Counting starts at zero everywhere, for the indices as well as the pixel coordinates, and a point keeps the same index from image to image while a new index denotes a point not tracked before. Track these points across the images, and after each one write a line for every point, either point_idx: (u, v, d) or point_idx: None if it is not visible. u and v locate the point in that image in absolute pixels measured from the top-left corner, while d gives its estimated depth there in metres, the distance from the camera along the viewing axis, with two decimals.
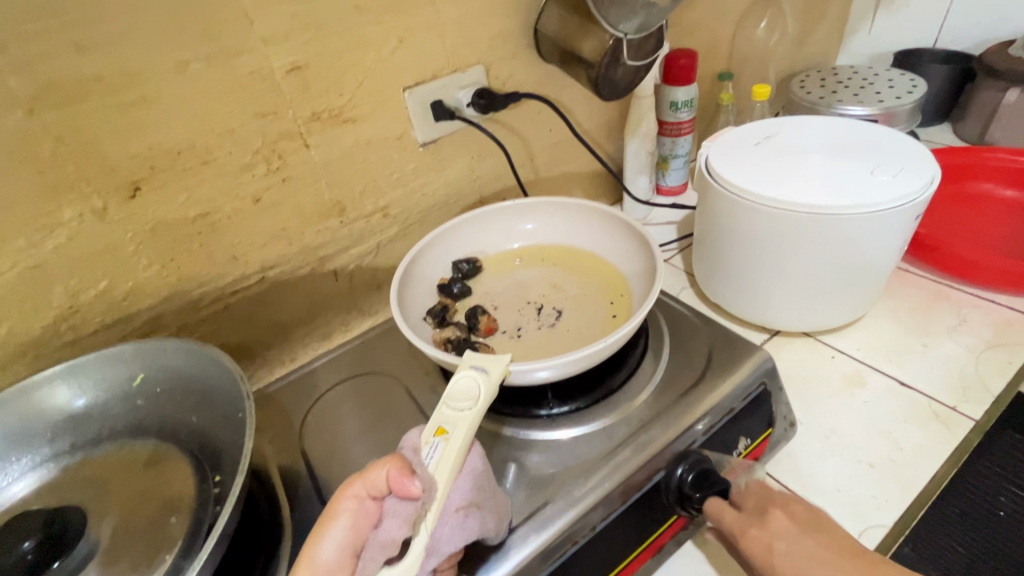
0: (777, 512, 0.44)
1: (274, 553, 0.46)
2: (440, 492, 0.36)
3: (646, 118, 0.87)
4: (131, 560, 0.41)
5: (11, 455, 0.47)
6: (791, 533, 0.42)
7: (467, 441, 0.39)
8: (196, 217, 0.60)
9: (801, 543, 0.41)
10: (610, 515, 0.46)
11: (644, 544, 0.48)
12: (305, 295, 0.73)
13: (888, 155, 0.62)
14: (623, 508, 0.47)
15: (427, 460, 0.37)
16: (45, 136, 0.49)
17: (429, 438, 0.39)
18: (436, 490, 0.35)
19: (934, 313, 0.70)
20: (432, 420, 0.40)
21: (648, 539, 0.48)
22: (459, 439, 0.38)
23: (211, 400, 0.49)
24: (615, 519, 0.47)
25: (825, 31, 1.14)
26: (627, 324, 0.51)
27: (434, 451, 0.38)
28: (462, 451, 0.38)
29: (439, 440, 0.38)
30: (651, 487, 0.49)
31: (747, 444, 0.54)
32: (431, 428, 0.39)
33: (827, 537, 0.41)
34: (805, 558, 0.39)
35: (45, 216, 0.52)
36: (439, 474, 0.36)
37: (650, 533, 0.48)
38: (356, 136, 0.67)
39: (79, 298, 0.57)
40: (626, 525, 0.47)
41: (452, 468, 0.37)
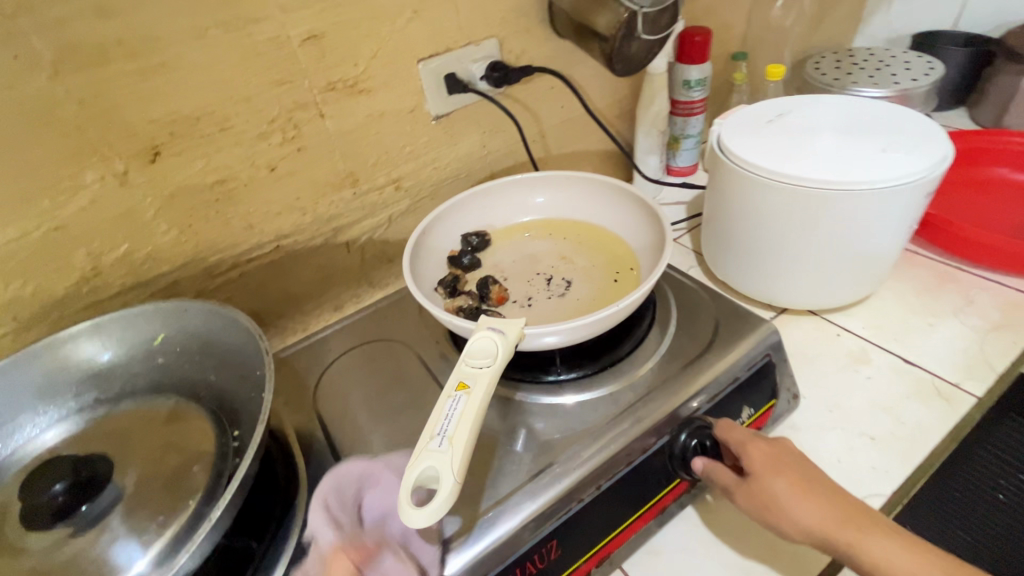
0: (786, 442, 0.49)
1: (290, 505, 0.47)
2: (467, 440, 0.36)
3: (658, 96, 0.87)
4: (153, 505, 0.42)
5: (40, 407, 0.49)
6: (792, 459, 0.47)
7: (489, 395, 0.39)
8: (213, 183, 0.61)
9: (792, 469, 0.46)
10: (615, 475, 0.48)
11: (646, 506, 0.49)
12: (319, 265, 0.74)
13: (900, 132, 0.62)
14: (627, 471, 0.48)
15: (450, 412, 0.37)
16: (68, 98, 0.51)
17: (451, 392, 0.39)
18: (462, 438, 0.36)
19: (941, 294, 0.70)
20: (452, 377, 0.40)
21: (651, 502, 0.49)
22: (481, 392, 0.38)
23: (229, 359, 0.51)
24: (619, 481, 0.48)
25: (843, 12, 1.12)
26: (637, 291, 0.52)
27: (457, 404, 0.38)
28: (483, 403, 0.38)
29: (461, 394, 0.38)
30: (656, 452, 0.50)
31: (751, 413, 0.54)
32: (452, 383, 0.40)
33: (818, 485, 0.46)
34: (794, 486, 0.45)
35: (68, 178, 0.53)
36: (465, 424, 0.36)
37: (652, 496, 0.49)
38: (370, 107, 0.68)
39: (101, 261, 0.58)
40: (628, 488, 0.48)
41: (475, 418, 0.37)
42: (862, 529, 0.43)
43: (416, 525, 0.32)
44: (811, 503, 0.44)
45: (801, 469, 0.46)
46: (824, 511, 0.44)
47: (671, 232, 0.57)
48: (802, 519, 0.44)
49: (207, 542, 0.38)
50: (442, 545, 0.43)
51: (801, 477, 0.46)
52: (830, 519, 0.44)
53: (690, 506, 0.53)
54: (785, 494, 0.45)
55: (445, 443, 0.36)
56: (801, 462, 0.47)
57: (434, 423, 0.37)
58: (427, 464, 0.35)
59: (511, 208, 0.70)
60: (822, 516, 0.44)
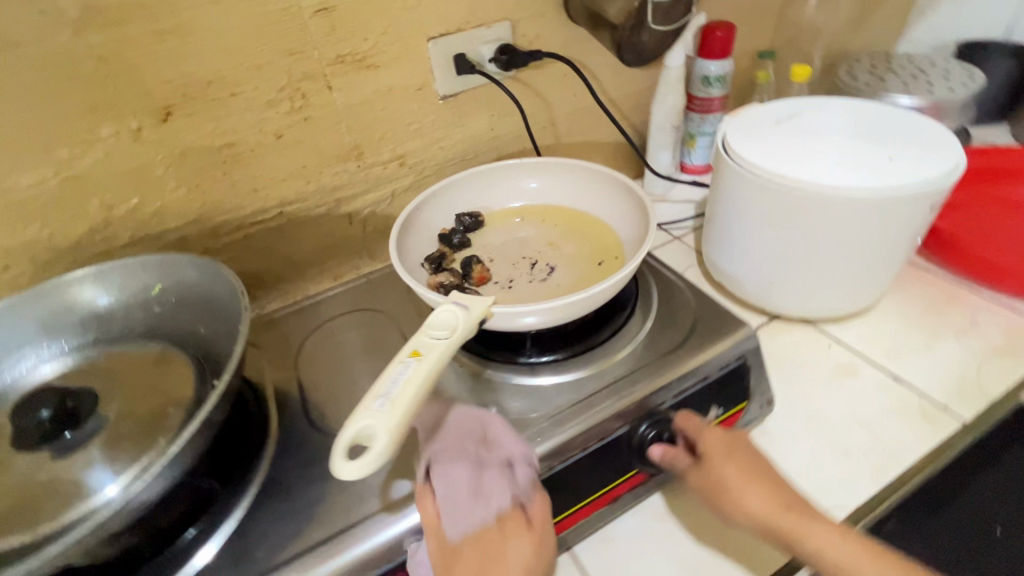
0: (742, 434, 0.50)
1: (256, 456, 0.51)
2: (409, 405, 0.37)
3: (674, 90, 0.85)
4: (130, 441, 0.45)
5: (42, 342, 0.52)
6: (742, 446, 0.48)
7: (440, 365, 0.40)
8: (222, 146, 0.64)
9: (742, 457, 0.47)
10: (569, 459, 0.49)
11: (598, 493, 0.50)
12: (321, 233, 0.76)
13: (913, 140, 0.60)
14: (581, 456, 0.49)
15: (396, 376, 0.38)
16: (88, 55, 0.54)
17: (403, 358, 0.40)
18: (405, 401, 0.37)
19: (945, 314, 0.68)
20: (408, 344, 0.41)
21: (602, 490, 0.50)
22: (433, 362, 0.39)
23: (215, 313, 0.53)
24: (572, 465, 0.49)
25: (886, 15, 1.07)
26: (616, 274, 0.53)
27: (406, 369, 0.39)
28: (433, 372, 0.39)
29: (413, 361, 0.40)
30: (614, 441, 0.50)
31: (718, 413, 0.54)
32: (406, 349, 0.41)
33: (766, 477, 0.47)
34: (743, 472, 0.46)
35: (85, 131, 0.57)
36: (409, 389, 0.37)
37: (604, 485, 0.50)
38: (378, 82, 0.69)
39: (113, 212, 0.62)
40: (580, 473, 0.49)
41: (422, 385, 0.38)
42: (805, 518, 0.44)
43: (346, 477, 0.34)
44: (757, 491, 0.45)
45: (750, 459, 0.48)
46: (768, 500, 0.45)
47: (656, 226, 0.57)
48: (749, 507, 0.45)
49: (159, 480, 0.39)
50: (389, 505, 0.46)
51: (750, 464, 0.47)
52: (774, 507, 0.45)
53: (648, 500, 0.53)
54: (733, 480, 0.46)
55: (386, 404, 0.37)
56: (750, 452, 0.48)
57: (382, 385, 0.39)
58: (366, 422, 0.36)
59: (505, 191, 0.70)
60: (766, 504, 0.45)
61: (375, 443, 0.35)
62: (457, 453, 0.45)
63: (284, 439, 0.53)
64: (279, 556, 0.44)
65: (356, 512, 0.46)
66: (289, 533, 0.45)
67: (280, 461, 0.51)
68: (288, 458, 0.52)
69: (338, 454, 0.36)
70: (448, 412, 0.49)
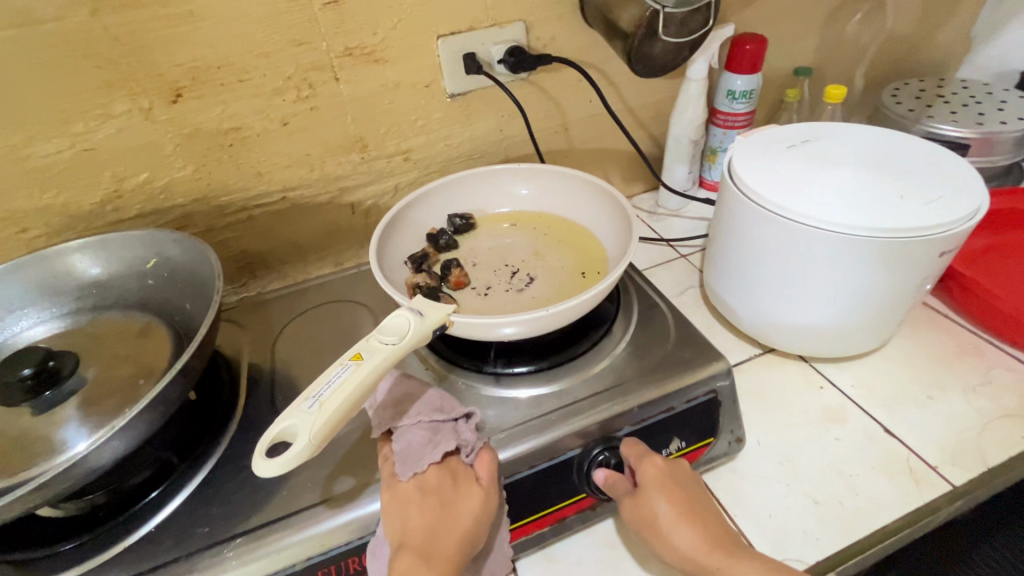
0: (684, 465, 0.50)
1: (221, 433, 0.53)
2: (337, 408, 0.40)
3: (694, 103, 0.82)
4: (99, 405, 0.48)
5: (41, 304, 0.56)
6: (676, 477, 0.48)
7: (378, 370, 0.42)
8: (228, 129, 0.66)
9: (675, 490, 0.47)
10: (515, 475, 0.49)
11: (543, 511, 0.49)
12: (323, 222, 0.77)
13: (931, 181, 0.56)
14: (528, 474, 0.49)
15: (330, 379, 0.41)
16: (104, 35, 0.56)
17: (344, 360, 0.43)
18: (333, 404, 0.40)
19: (956, 367, 0.63)
20: (356, 346, 0.44)
21: (549, 509, 0.50)
22: (371, 367, 0.42)
23: (200, 291, 0.55)
24: (517, 482, 0.49)
25: (947, 35, 0.99)
26: (583, 294, 0.51)
27: (343, 372, 0.42)
28: (366, 378, 0.42)
29: (353, 364, 0.43)
30: (563, 462, 0.50)
31: (680, 446, 0.53)
32: (351, 352, 0.44)
33: (698, 513, 0.47)
34: (674, 508, 0.47)
35: (100, 107, 0.60)
36: (340, 392, 0.41)
37: (550, 504, 0.50)
38: (385, 77, 0.69)
39: (124, 184, 0.65)
40: (527, 490, 0.49)
41: (350, 390, 0.41)
42: (732, 557, 0.44)
43: (263, 473, 0.38)
44: (686, 529, 0.46)
45: (683, 494, 0.48)
46: (696, 538, 0.45)
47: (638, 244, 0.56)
48: (678, 543, 0.45)
49: (109, 445, 0.41)
50: (328, 500, 0.47)
51: (684, 498, 0.47)
52: (701, 547, 0.45)
53: (599, 525, 0.52)
54: (665, 516, 0.46)
55: (315, 405, 0.41)
56: (685, 488, 0.48)
57: (319, 386, 0.42)
58: (292, 421, 0.40)
59: (498, 196, 0.70)
60: (694, 543, 0.45)
61: (296, 442, 0.39)
62: (412, 413, 0.48)
63: (249, 420, 0.55)
64: (221, 533, 0.46)
65: (299, 500, 0.47)
66: (233, 513, 0.47)
67: (241, 441, 0.53)
68: (249, 440, 0.53)
69: (263, 447, 0.40)
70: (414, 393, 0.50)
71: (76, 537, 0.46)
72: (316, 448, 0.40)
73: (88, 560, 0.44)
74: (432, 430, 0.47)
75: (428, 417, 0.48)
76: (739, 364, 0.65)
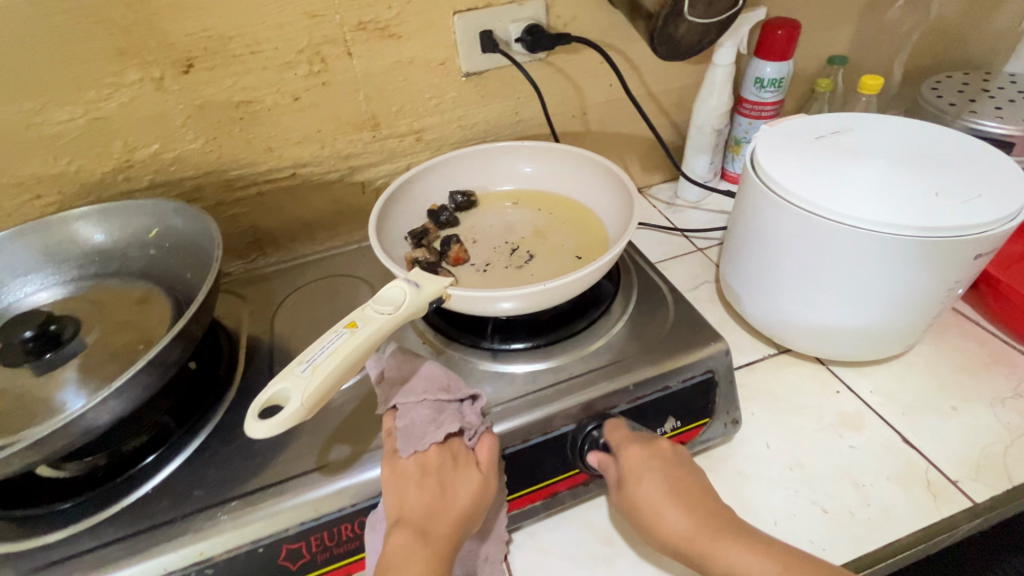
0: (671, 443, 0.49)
1: (219, 400, 0.53)
2: (330, 373, 0.40)
3: (718, 89, 0.78)
4: (98, 371, 0.48)
5: (46, 269, 0.56)
6: (661, 460, 0.46)
7: (373, 338, 0.42)
8: (239, 102, 0.65)
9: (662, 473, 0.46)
10: (506, 449, 0.47)
11: (534, 486, 0.48)
12: (333, 200, 0.77)
13: (968, 177, 0.52)
14: (520, 448, 0.48)
15: (324, 345, 0.41)
16: (117, 1, 0.56)
17: (339, 328, 0.43)
18: (326, 370, 0.40)
19: (985, 378, 0.59)
20: (351, 314, 0.44)
21: (541, 484, 0.48)
22: (366, 335, 0.42)
23: (201, 261, 0.55)
24: (509, 456, 0.47)
25: (996, 26, 0.92)
26: (580, 271, 0.50)
27: (337, 339, 0.42)
28: (361, 344, 0.41)
29: (347, 332, 0.42)
30: (558, 437, 0.49)
31: (675, 425, 0.52)
32: (346, 321, 0.43)
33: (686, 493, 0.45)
34: (660, 492, 0.45)
35: (113, 74, 0.59)
36: (333, 357, 0.40)
37: (543, 478, 0.48)
38: (398, 53, 0.68)
39: (135, 154, 0.64)
40: (518, 464, 0.48)
41: (344, 356, 0.40)
42: (722, 537, 0.42)
43: (255, 434, 0.38)
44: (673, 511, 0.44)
45: (670, 475, 0.46)
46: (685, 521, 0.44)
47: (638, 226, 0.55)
48: (667, 527, 0.44)
49: (108, 405, 0.41)
50: (324, 466, 0.46)
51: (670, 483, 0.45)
52: (691, 528, 0.43)
53: (594, 518, 0.50)
54: (650, 499, 0.45)
55: (308, 369, 0.40)
56: (672, 468, 0.47)
57: (312, 351, 0.42)
58: (285, 384, 0.40)
59: (500, 173, 0.69)
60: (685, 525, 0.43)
61: (288, 405, 0.38)
62: (417, 391, 0.47)
63: (245, 389, 0.55)
64: (215, 497, 0.45)
65: (295, 465, 0.46)
66: (224, 485, 0.46)
67: (236, 413, 0.52)
68: (243, 414, 0.52)
69: (254, 411, 0.39)
70: (411, 367, 0.49)
71: (73, 498, 0.46)
72: (307, 412, 0.39)
73: (85, 519, 0.44)
74: (436, 408, 0.46)
75: (433, 396, 0.46)
76: (752, 364, 0.63)
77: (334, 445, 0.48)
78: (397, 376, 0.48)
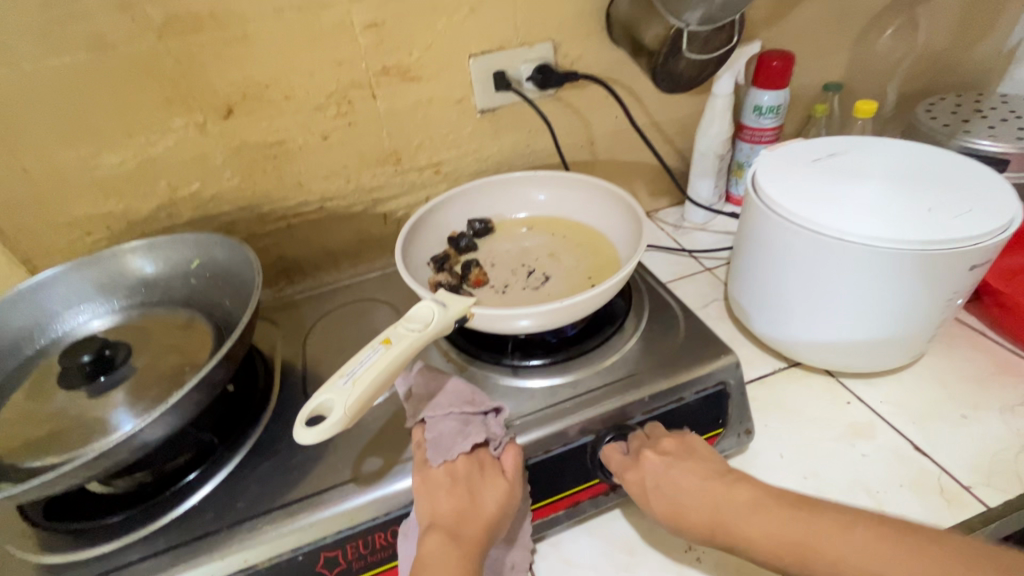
0: (665, 441, 0.51)
1: (256, 419, 0.56)
2: (368, 386, 0.43)
3: (719, 117, 0.83)
4: (148, 391, 0.51)
5: (96, 300, 0.61)
6: (659, 469, 0.48)
7: (406, 354, 0.46)
8: (273, 143, 0.70)
9: (666, 475, 0.48)
10: (528, 460, 0.50)
11: (556, 496, 0.50)
12: (357, 230, 0.81)
13: (959, 193, 0.55)
14: (542, 459, 0.50)
15: (363, 360, 0.44)
16: (167, 57, 0.62)
17: (374, 344, 0.46)
18: (365, 382, 0.43)
19: (994, 387, 0.61)
20: (385, 331, 0.47)
21: (562, 494, 0.50)
22: (400, 350, 0.45)
23: (239, 288, 0.60)
24: (533, 466, 0.50)
25: (983, 51, 0.96)
26: (594, 289, 0.53)
27: (373, 354, 0.45)
28: (395, 360, 0.45)
29: (382, 347, 0.46)
30: (577, 448, 0.51)
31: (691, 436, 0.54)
32: (380, 337, 0.47)
33: (694, 495, 0.47)
34: (671, 493, 0.48)
35: (160, 121, 0.65)
36: (371, 371, 0.44)
37: (565, 488, 0.50)
38: (419, 94, 0.73)
39: (177, 193, 0.70)
40: (541, 474, 0.50)
41: (380, 369, 0.44)
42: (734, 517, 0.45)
43: (303, 441, 0.41)
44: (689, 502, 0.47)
45: (673, 477, 0.48)
46: (704, 515, 0.46)
47: (647, 246, 0.58)
48: (689, 521, 0.46)
49: (161, 421, 0.45)
50: (358, 478, 0.49)
51: (673, 492, 0.48)
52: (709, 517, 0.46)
53: (618, 528, 0.52)
54: (663, 506, 0.48)
55: (348, 382, 0.43)
56: (673, 464, 0.49)
57: (351, 365, 0.45)
58: (327, 396, 0.43)
59: (514, 201, 0.73)
60: (707, 519, 0.46)
61: (332, 415, 0.42)
62: (444, 405, 0.49)
63: (280, 409, 0.58)
64: (257, 508, 0.48)
65: (330, 478, 0.49)
66: (263, 496, 0.49)
67: (272, 431, 0.56)
68: (278, 431, 0.56)
69: (300, 420, 0.43)
70: (438, 383, 0.52)
71: (123, 512, 0.49)
72: (348, 422, 0.42)
73: (135, 531, 0.47)
74: (462, 421, 0.49)
75: (459, 409, 0.49)
76: (763, 377, 0.65)
77: (366, 458, 0.51)
78: (426, 390, 0.51)
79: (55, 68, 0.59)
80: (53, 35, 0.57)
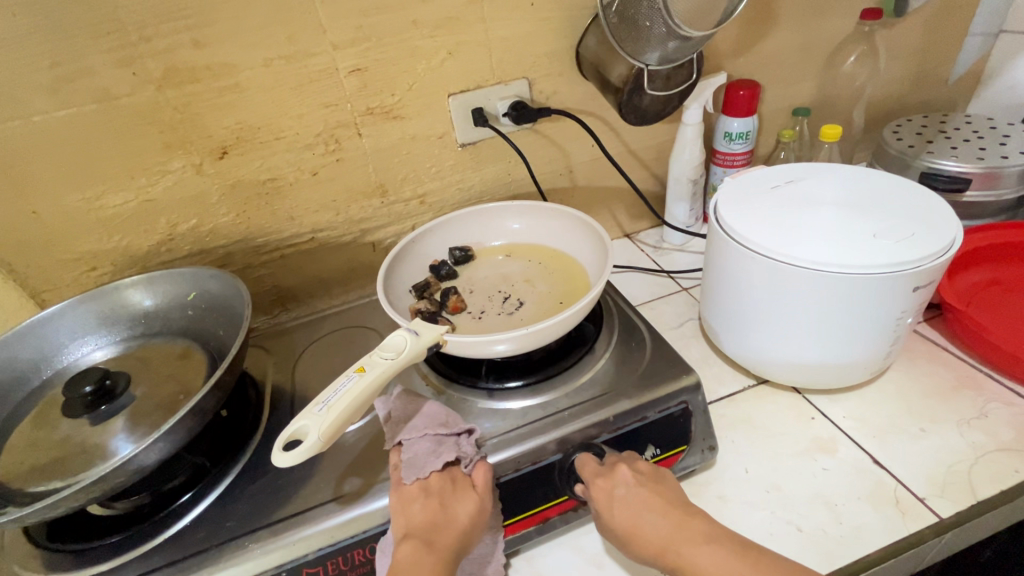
0: (636, 462, 0.54)
1: (247, 442, 0.60)
2: (341, 411, 0.46)
3: (690, 144, 0.87)
4: (145, 418, 0.55)
5: (100, 332, 0.65)
6: (629, 482, 0.51)
7: (379, 380, 0.49)
8: (266, 180, 0.75)
9: (635, 490, 0.50)
10: (499, 478, 0.53)
11: (526, 512, 0.53)
12: (347, 259, 0.86)
13: (906, 218, 0.58)
14: (512, 477, 0.53)
15: (337, 387, 0.48)
16: (167, 106, 0.66)
17: (349, 372, 0.50)
18: (338, 407, 0.46)
19: (953, 401, 0.63)
20: (361, 360, 0.51)
21: (532, 510, 0.53)
22: (372, 377, 0.49)
23: (232, 318, 0.64)
24: (504, 483, 0.53)
25: (946, 75, 1.01)
26: (560, 315, 0.57)
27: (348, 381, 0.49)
28: (368, 386, 0.48)
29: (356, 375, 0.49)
30: (545, 466, 0.54)
31: (655, 452, 0.56)
32: (355, 366, 0.51)
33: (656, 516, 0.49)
34: (638, 506, 0.49)
35: (160, 164, 0.70)
36: (344, 397, 0.47)
37: (534, 505, 0.53)
38: (402, 131, 0.78)
39: (176, 229, 0.74)
40: (512, 491, 0.53)
41: (354, 395, 0.47)
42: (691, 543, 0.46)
43: (280, 463, 0.45)
44: (650, 521, 0.49)
45: (641, 493, 0.50)
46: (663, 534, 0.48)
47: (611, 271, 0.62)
48: (649, 538, 0.48)
49: (156, 446, 0.48)
50: (340, 497, 0.52)
51: (637, 508, 0.49)
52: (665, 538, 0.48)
53: (589, 544, 0.54)
54: (627, 519, 0.49)
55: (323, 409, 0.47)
56: (642, 480, 0.52)
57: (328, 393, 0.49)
58: (304, 422, 0.46)
59: (491, 231, 0.77)
60: (664, 538, 0.48)
61: (307, 439, 0.45)
62: (419, 427, 0.53)
63: (269, 432, 0.62)
64: (245, 527, 0.51)
65: (314, 497, 0.52)
66: (251, 516, 0.52)
67: (261, 453, 0.59)
68: (267, 453, 0.59)
69: (279, 445, 0.46)
70: (416, 406, 0.56)
71: (120, 532, 0.52)
72: (323, 445, 0.46)
73: (132, 550, 0.51)
74: (436, 442, 0.53)
75: (433, 431, 0.53)
76: (732, 395, 0.68)
77: (347, 479, 0.54)
78: (403, 413, 0.55)
79: (62, 119, 0.63)
80: (61, 90, 0.62)
